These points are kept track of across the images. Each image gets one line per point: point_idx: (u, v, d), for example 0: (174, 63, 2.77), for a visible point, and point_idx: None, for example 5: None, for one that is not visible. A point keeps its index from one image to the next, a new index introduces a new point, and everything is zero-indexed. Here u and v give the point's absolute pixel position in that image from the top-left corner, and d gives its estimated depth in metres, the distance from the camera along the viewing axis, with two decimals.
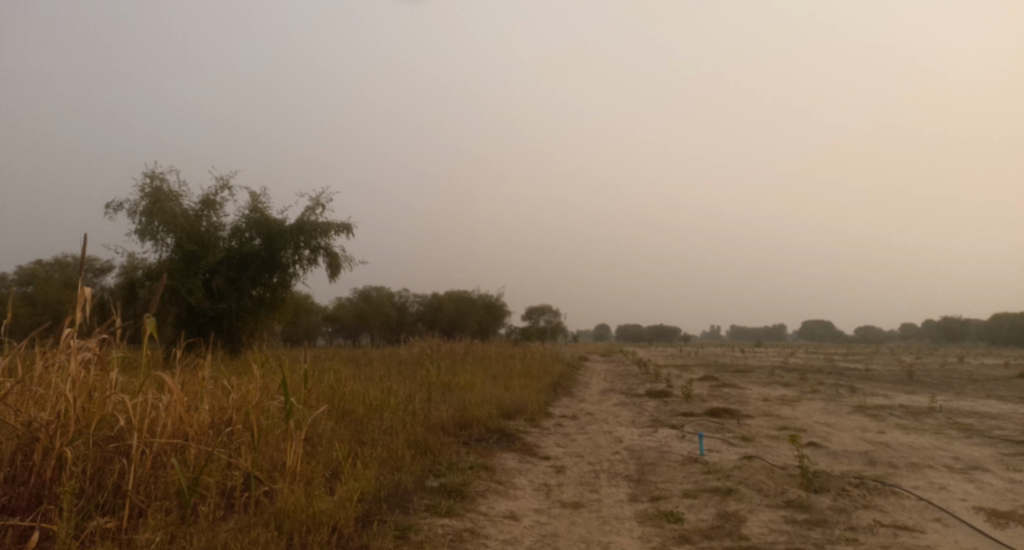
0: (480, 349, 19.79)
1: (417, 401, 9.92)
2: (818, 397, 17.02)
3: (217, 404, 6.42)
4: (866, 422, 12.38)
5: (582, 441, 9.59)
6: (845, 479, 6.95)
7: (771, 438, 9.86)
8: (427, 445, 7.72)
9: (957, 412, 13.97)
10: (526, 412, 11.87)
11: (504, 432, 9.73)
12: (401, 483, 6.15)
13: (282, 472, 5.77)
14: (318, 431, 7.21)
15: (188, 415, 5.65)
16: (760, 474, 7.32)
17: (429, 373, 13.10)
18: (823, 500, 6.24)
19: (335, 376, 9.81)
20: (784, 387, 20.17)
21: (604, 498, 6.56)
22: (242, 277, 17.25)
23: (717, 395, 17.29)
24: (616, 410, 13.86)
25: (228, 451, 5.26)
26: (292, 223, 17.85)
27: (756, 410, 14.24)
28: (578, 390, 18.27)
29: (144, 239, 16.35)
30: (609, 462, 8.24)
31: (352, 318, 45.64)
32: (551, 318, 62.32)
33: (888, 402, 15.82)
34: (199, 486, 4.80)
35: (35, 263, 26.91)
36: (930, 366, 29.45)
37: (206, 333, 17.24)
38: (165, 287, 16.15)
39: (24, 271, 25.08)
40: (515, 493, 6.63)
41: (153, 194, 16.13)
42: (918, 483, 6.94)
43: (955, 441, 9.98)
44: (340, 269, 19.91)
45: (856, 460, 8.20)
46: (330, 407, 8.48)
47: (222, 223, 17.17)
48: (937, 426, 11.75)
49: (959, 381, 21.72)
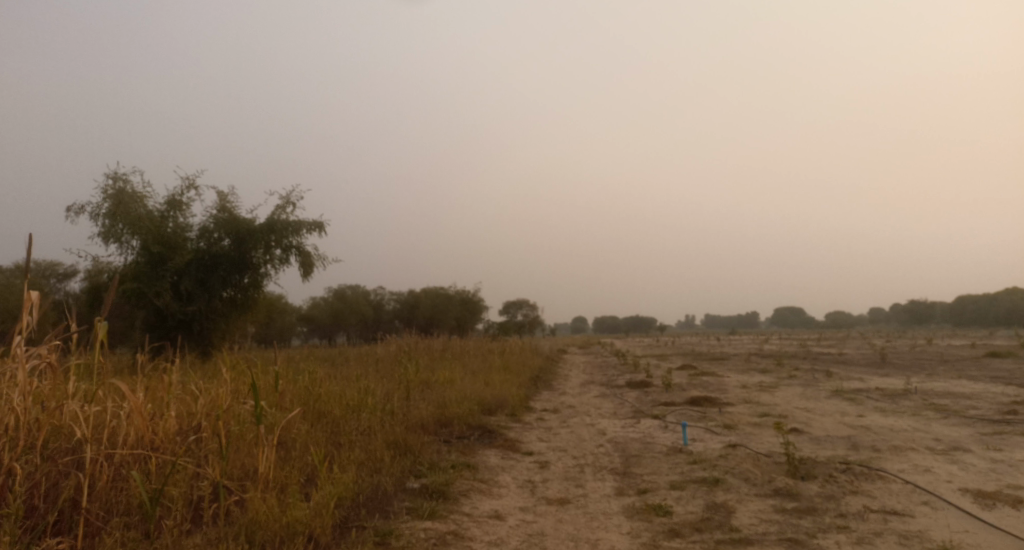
0: (458, 345, 19.58)
1: (395, 400, 9.70)
2: (795, 383, 17.12)
3: (184, 412, 6.20)
4: (844, 405, 12.44)
5: (565, 435, 9.46)
6: (832, 465, 6.89)
7: (753, 425, 9.82)
8: (407, 445, 7.51)
9: (932, 393, 14.12)
10: (506, 407, 11.72)
11: (485, 428, 9.56)
12: (381, 486, 5.95)
13: (253, 479, 5.55)
14: (293, 434, 7.00)
15: (152, 423, 5.40)
16: (746, 463, 7.23)
17: (407, 370, 12.88)
18: (811, 487, 6.16)
19: (311, 377, 9.56)
20: (762, 373, 20.24)
21: (591, 493, 6.41)
22: (211, 278, 16.84)
23: (696, 383, 17.29)
24: (597, 403, 13.75)
25: (195, 460, 5.02)
26: (262, 222, 17.43)
27: (736, 397, 14.27)
28: (558, 383, 18.18)
29: (109, 242, 15.85)
30: (593, 455, 8.11)
31: (327, 317, 45.04)
32: (527, 312, 62.35)
33: (864, 385, 15.93)
34: (163, 499, 4.56)
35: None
36: (901, 349, 29.89)
37: (176, 336, 16.81)
38: (131, 291, 15.69)
39: None
40: (499, 491, 6.45)
41: (117, 195, 15.64)
42: (903, 467, 6.90)
43: (934, 423, 10.02)
44: (313, 268, 19.56)
45: (839, 445, 8.17)
46: (305, 409, 8.25)
47: (189, 224, 16.72)
48: (914, 408, 11.85)
49: (930, 363, 22.06)
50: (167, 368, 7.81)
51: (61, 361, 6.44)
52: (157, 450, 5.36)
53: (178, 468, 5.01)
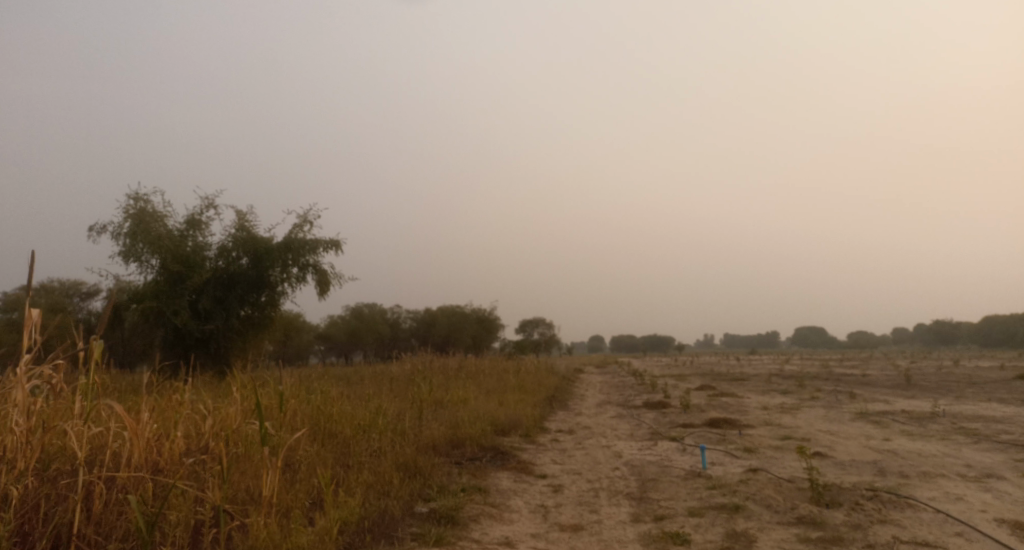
0: (474, 363, 19.39)
1: (407, 420, 9.53)
2: (818, 405, 16.72)
3: (192, 432, 6.10)
4: (869, 428, 12.07)
5: (580, 458, 9.22)
6: (858, 491, 6.61)
7: (775, 449, 9.51)
8: (418, 468, 7.33)
9: (961, 417, 13.67)
10: (521, 427, 11.50)
11: (498, 450, 9.35)
12: (388, 510, 5.77)
13: (257, 503, 5.41)
14: (302, 454, 6.90)
15: (156, 444, 5.30)
16: (768, 488, 6.96)
17: (421, 389, 12.72)
18: (836, 516, 5.89)
19: (323, 396, 9.43)
20: (783, 395, 19.80)
21: (605, 520, 6.18)
22: (229, 297, 16.84)
23: (716, 404, 16.91)
24: (613, 424, 13.48)
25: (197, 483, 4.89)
26: (280, 241, 17.45)
27: (757, 419, 13.92)
28: (574, 403, 17.92)
29: (129, 261, 15.92)
30: (609, 479, 7.88)
31: (345, 335, 45.08)
32: (545, 330, 62.00)
33: (890, 407, 15.50)
34: (160, 524, 4.43)
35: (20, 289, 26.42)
36: (927, 370, 29.17)
37: (193, 355, 16.81)
38: (150, 309, 15.73)
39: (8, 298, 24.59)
40: (510, 516, 6.24)
41: (137, 214, 15.75)
42: (934, 495, 6.59)
43: (965, 447, 9.65)
44: (329, 286, 19.54)
45: (865, 470, 7.86)
46: (316, 429, 8.11)
47: (208, 242, 16.77)
48: (943, 431, 11.45)
49: (958, 385, 21.48)
50: (179, 386, 7.75)
51: (71, 381, 6.40)
52: (162, 472, 5.26)
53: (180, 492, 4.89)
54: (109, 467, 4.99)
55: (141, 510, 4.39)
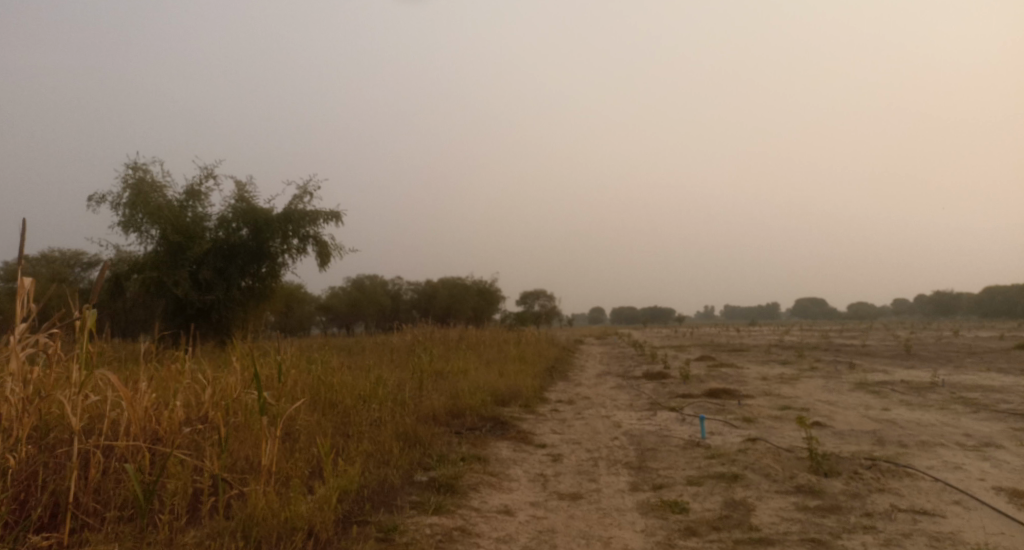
0: (474, 335, 19.41)
1: (407, 390, 9.55)
2: (817, 375, 16.75)
3: (192, 402, 6.09)
4: (868, 398, 12.11)
5: (579, 427, 9.25)
6: (856, 461, 6.62)
7: (774, 419, 9.53)
8: (417, 437, 7.35)
9: (960, 386, 13.70)
10: (521, 398, 11.53)
11: (498, 420, 9.38)
12: (388, 479, 5.79)
13: (257, 472, 5.41)
14: (302, 423, 6.90)
15: (153, 412, 5.27)
16: (767, 458, 6.97)
17: (422, 360, 12.74)
18: (835, 484, 5.90)
19: (323, 366, 9.44)
20: (783, 365, 19.85)
21: (604, 488, 6.20)
22: (229, 267, 16.80)
23: (715, 375, 16.96)
24: (613, 394, 13.52)
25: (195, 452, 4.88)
26: (280, 212, 17.35)
27: (756, 389, 13.96)
28: (574, 374, 17.98)
29: (129, 231, 15.84)
30: (608, 449, 7.90)
31: (346, 306, 45.17)
32: (545, 302, 62.10)
33: (889, 378, 15.54)
34: (158, 493, 4.42)
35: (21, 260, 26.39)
36: (927, 340, 29.23)
37: (195, 325, 16.81)
38: (150, 280, 15.70)
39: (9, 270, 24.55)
40: (510, 485, 6.27)
41: (136, 185, 15.63)
42: (933, 464, 6.60)
43: (963, 417, 9.67)
44: (330, 258, 19.49)
45: (864, 440, 7.87)
46: (317, 399, 8.12)
47: (207, 213, 16.67)
48: (941, 401, 11.48)
49: (957, 355, 21.53)
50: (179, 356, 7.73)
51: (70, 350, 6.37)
52: (161, 441, 5.25)
53: (179, 461, 4.88)
54: (106, 437, 4.98)
55: (140, 478, 4.38)
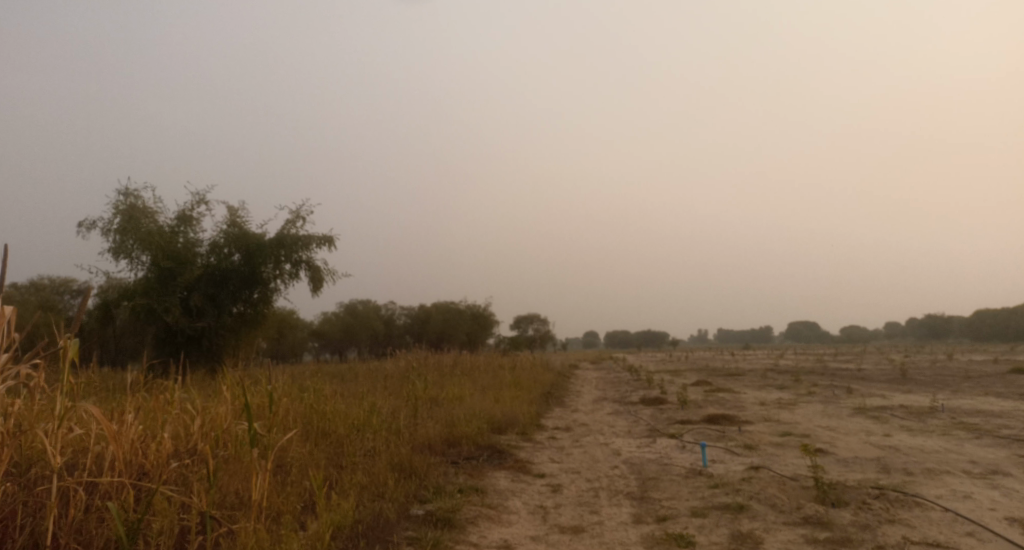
0: (469, 360, 19.20)
1: (401, 418, 9.34)
2: (815, 400, 16.61)
3: (182, 434, 5.91)
4: (869, 424, 11.95)
5: (578, 456, 9.06)
6: (863, 490, 6.46)
7: (775, 445, 9.38)
8: (413, 468, 7.15)
9: (959, 411, 13.58)
10: (517, 425, 11.33)
11: (495, 448, 9.18)
12: (383, 513, 5.59)
13: (246, 508, 5.21)
14: (293, 453, 6.73)
15: (140, 445, 5.09)
16: (771, 487, 6.81)
17: (416, 387, 12.54)
18: (843, 515, 5.74)
19: (316, 394, 9.24)
20: (780, 389, 19.70)
21: (606, 521, 6.02)
22: (221, 293, 16.60)
23: (713, 400, 16.79)
24: (610, 420, 13.32)
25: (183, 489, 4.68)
26: (272, 237, 17.21)
27: (755, 414, 13.78)
28: (570, 400, 17.76)
29: (119, 257, 15.65)
30: (608, 478, 7.71)
31: (338, 332, 44.83)
32: (540, 326, 61.84)
33: (887, 402, 15.42)
34: (141, 533, 4.22)
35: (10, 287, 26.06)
36: (921, 364, 29.17)
37: (186, 353, 16.56)
38: (141, 307, 15.49)
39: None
40: (509, 518, 6.08)
41: (128, 211, 15.49)
42: (941, 493, 6.45)
43: (966, 443, 9.53)
44: (322, 283, 19.32)
45: (869, 468, 7.72)
46: (309, 429, 7.92)
47: (199, 239, 16.52)
48: (943, 427, 11.34)
49: (954, 378, 21.44)
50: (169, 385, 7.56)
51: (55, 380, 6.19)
52: (147, 475, 5.08)
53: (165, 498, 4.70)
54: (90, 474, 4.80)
55: (122, 518, 4.18)
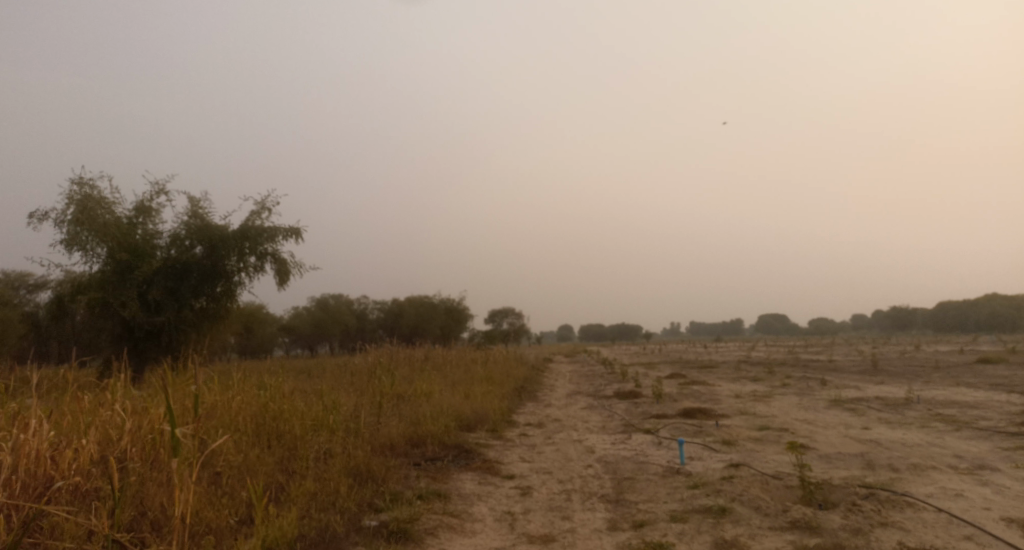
0: (440, 354, 18.61)
1: (363, 416, 8.79)
2: (790, 392, 16.38)
3: (108, 437, 5.44)
4: (847, 417, 11.64)
5: (550, 454, 8.59)
6: (851, 489, 6.05)
7: (755, 441, 8.99)
8: (371, 472, 6.66)
9: (935, 402, 13.39)
10: (487, 422, 10.82)
11: (462, 448, 8.64)
12: (331, 526, 5.21)
13: (164, 533, 4.83)
14: (234, 458, 6.26)
15: (45, 458, 4.65)
16: (754, 488, 6.39)
17: (382, 383, 11.94)
18: (833, 518, 5.33)
19: (275, 390, 8.62)
20: (754, 382, 19.48)
21: (579, 528, 5.56)
22: (181, 287, 15.78)
23: (687, 393, 16.46)
24: (584, 415, 12.87)
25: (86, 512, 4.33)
26: (235, 229, 16.45)
27: (730, 408, 13.46)
28: (543, 394, 17.33)
29: (73, 249, 14.80)
30: (581, 479, 7.25)
31: (309, 326, 43.90)
32: (514, 320, 61.23)
33: (863, 394, 15.20)
34: None
35: None
36: (890, 355, 29.26)
37: (144, 349, 15.72)
38: (95, 301, 14.66)
39: None
40: (473, 527, 5.62)
41: (82, 200, 14.67)
42: (932, 491, 6.07)
43: (947, 436, 9.24)
44: (289, 276, 18.62)
45: (852, 463, 7.37)
46: (261, 430, 7.35)
47: (158, 231, 15.71)
48: (921, 419, 11.08)
49: (925, 369, 21.44)
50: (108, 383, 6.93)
51: None
52: (54, 490, 4.66)
53: (60, 524, 4.33)
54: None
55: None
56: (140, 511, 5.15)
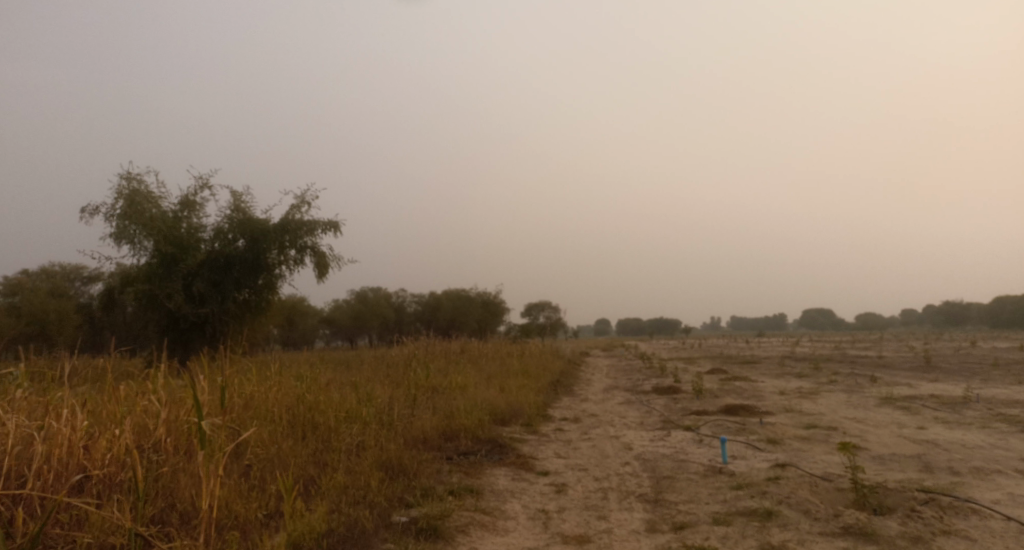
0: (476, 347, 18.48)
1: (396, 408, 8.67)
2: (838, 389, 15.79)
3: (141, 427, 5.42)
4: (899, 415, 11.11)
5: (586, 451, 8.33)
6: (908, 493, 5.66)
7: (802, 440, 8.59)
8: (403, 466, 6.51)
9: (995, 401, 12.72)
10: (523, 416, 10.61)
11: (496, 442, 8.45)
12: (359, 522, 5.07)
13: (191, 527, 4.75)
14: (266, 451, 6.18)
15: (77, 448, 4.63)
16: (802, 490, 6.05)
17: (417, 375, 11.85)
18: (889, 525, 4.98)
19: (312, 382, 8.54)
20: (799, 378, 18.90)
21: (616, 529, 5.31)
22: (225, 280, 15.92)
23: (729, 389, 16.02)
24: (622, 411, 12.57)
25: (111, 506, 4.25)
26: (276, 222, 16.51)
27: (775, 405, 12.99)
28: (580, 388, 17.06)
29: (121, 243, 15.05)
30: (619, 477, 6.99)
31: (349, 319, 44.41)
32: (551, 314, 60.92)
33: (916, 392, 14.54)
34: None
35: (20, 274, 25.60)
36: (943, 352, 28.10)
37: (189, 340, 15.96)
38: (142, 292, 14.88)
39: (10, 284, 24.10)
40: (505, 525, 5.42)
41: (130, 195, 14.93)
42: (999, 497, 5.65)
43: (1010, 437, 8.70)
44: (328, 269, 18.68)
45: (908, 465, 6.95)
46: (297, 422, 7.26)
47: (203, 224, 15.88)
48: (981, 419, 10.50)
49: (982, 367, 20.53)
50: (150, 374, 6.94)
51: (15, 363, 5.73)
52: (83, 483, 4.63)
53: (82, 518, 4.26)
54: (11, 497, 4.31)
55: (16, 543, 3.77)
56: (170, 503, 5.08)
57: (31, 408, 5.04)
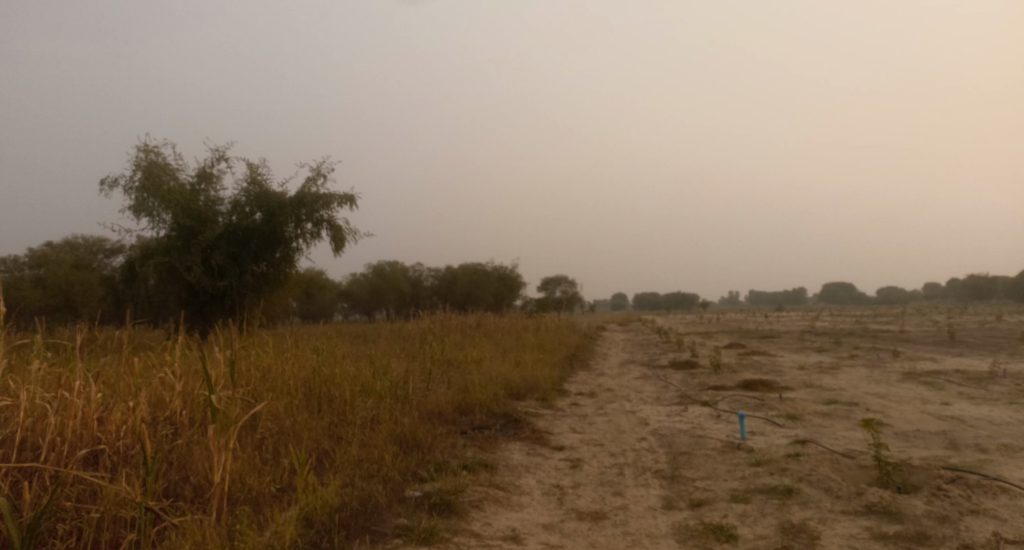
0: (492, 321, 18.42)
1: (411, 382, 8.62)
2: (858, 364, 15.55)
3: (155, 399, 5.38)
4: (923, 391, 10.89)
5: (602, 425, 8.25)
6: (934, 472, 5.50)
7: (823, 415, 8.43)
8: (417, 440, 6.46)
9: (1022, 377, 12.44)
10: (538, 391, 10.54)
11: (511, 416, 8.38)
12: (372, 497, 5.01)
13: (203, 501, 4.72)
14: (280, 425, 6.15)
15: (90, 421, 4.60)
16: (824, 467, 5.91)
17: (433, 349, 11.82)
18: (915, 504, 4.84)
19: (328, 355, 8.50)
20: (819, 353, 18.67)
21: (632, 505, 5.22)
22: (243, 253, 15.92)
23: (747, 364, 15.85)
24: (638, 385, 12.46)
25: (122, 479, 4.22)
26: (293, 196, 16.44)
27: (794, 380, 12.81)
28: (596, 363, 16.98)
29: (140, 216, 15.09)
30: (635, 452, 6.89)
31: (367, 292, 44.65)
32: (567, 288, 60.80)
33: (940, 367, 14.27)
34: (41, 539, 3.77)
35: (44, 247, 25.89)
36: (966, 326, 27.64)
37: (209, 312, 16.04)
38: (162, 265, 14.94)
39: (34, 256, 24.37)
40: (520, 500, 5.35)
41: (148, 167, 14.93)
42: None
43: None
44: (344, 243, 18.65)
45: (933, 442, 6.77)
46: (312, 395, 7.22)
47: (220, 197, 15.87)
48: (1008, 395, 10.26)
49: (1008, 341, 20.13)
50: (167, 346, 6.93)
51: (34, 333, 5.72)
52: (96, 456, 4.61)
53: (92, 492, 4.24)
54: (25, 470, 4.30)
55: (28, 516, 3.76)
56: (183, 476, 5.06)
57: (46, 380, 5.02)
